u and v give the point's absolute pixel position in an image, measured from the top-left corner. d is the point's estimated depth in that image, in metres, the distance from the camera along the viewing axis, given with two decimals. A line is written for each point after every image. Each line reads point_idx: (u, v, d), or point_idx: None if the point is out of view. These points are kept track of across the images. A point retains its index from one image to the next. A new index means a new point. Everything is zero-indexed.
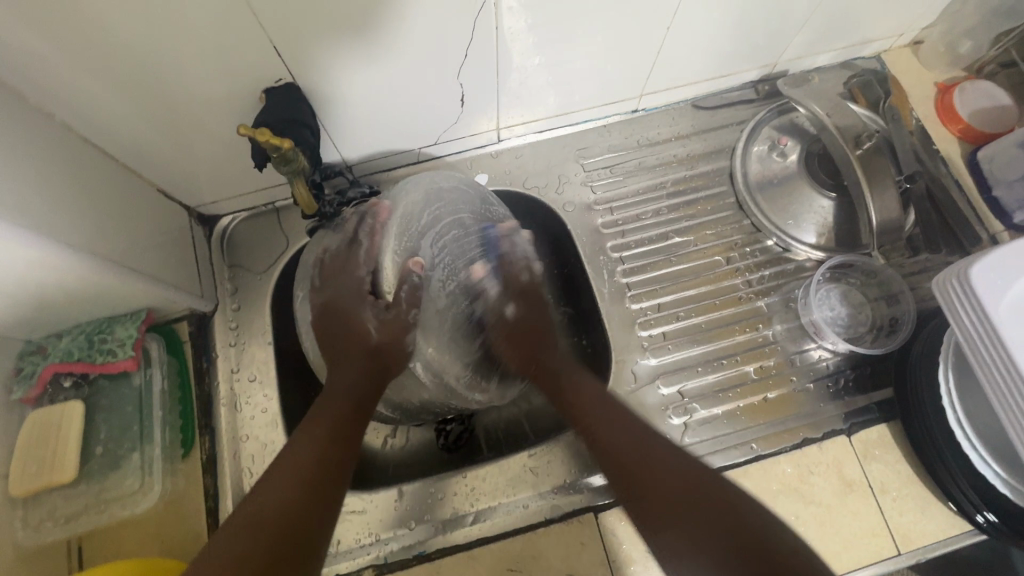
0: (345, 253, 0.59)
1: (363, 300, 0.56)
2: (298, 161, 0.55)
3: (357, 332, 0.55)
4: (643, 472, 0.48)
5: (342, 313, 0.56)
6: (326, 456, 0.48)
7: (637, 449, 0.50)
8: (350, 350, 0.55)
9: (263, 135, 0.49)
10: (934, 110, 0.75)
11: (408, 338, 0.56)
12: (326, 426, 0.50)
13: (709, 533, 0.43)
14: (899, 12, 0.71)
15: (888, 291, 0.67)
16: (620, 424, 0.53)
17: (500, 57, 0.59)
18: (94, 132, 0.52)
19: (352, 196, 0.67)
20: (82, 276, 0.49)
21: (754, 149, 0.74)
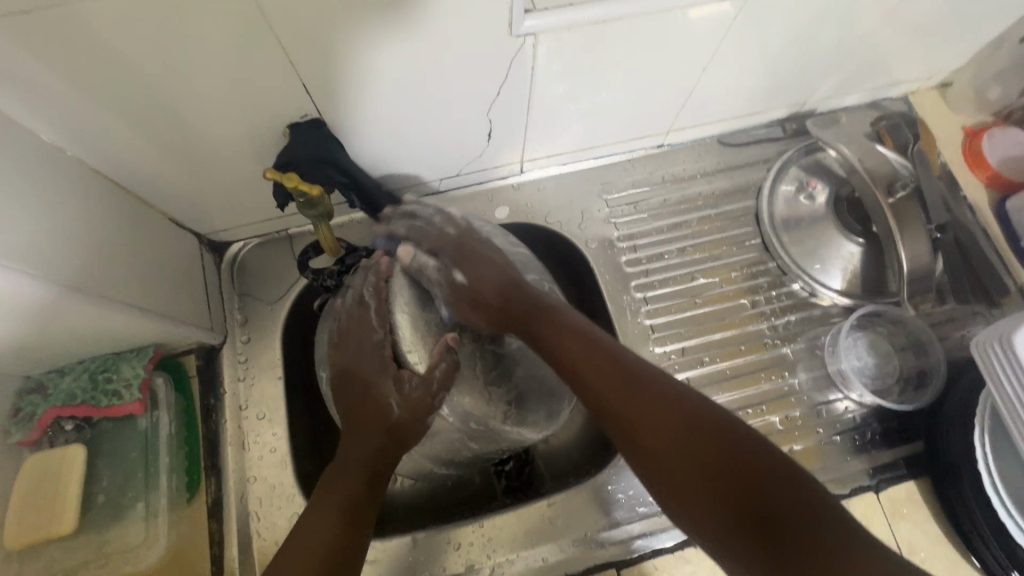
0: (361, 307, 0.54)
1: (385, 369, 0.51)
2: (323, 205, 0.55)
3: (375, 407, 0.50)
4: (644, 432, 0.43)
5: (360, 385, 0.51)
6: (334, 546, 0.44)
7: (639, 396, 0.44)
8: (367, 424, 0.50)
9: (289, 181, 0.50)
10: (961, 156, 0.74)
11: (425, 414, 0.50)
12: (332, 510, 0.46)
13: (730, 502, 0.38)
14: (931, 56, 0.70)
15: (917, 341, 0.66)
16: (616, 361, 0.47)
17: (530, 91, 0.57)
18: (106, 164, 0.49)
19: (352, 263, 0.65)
20: (86, 313, 0.46)
21: (780, 189, 0.73)
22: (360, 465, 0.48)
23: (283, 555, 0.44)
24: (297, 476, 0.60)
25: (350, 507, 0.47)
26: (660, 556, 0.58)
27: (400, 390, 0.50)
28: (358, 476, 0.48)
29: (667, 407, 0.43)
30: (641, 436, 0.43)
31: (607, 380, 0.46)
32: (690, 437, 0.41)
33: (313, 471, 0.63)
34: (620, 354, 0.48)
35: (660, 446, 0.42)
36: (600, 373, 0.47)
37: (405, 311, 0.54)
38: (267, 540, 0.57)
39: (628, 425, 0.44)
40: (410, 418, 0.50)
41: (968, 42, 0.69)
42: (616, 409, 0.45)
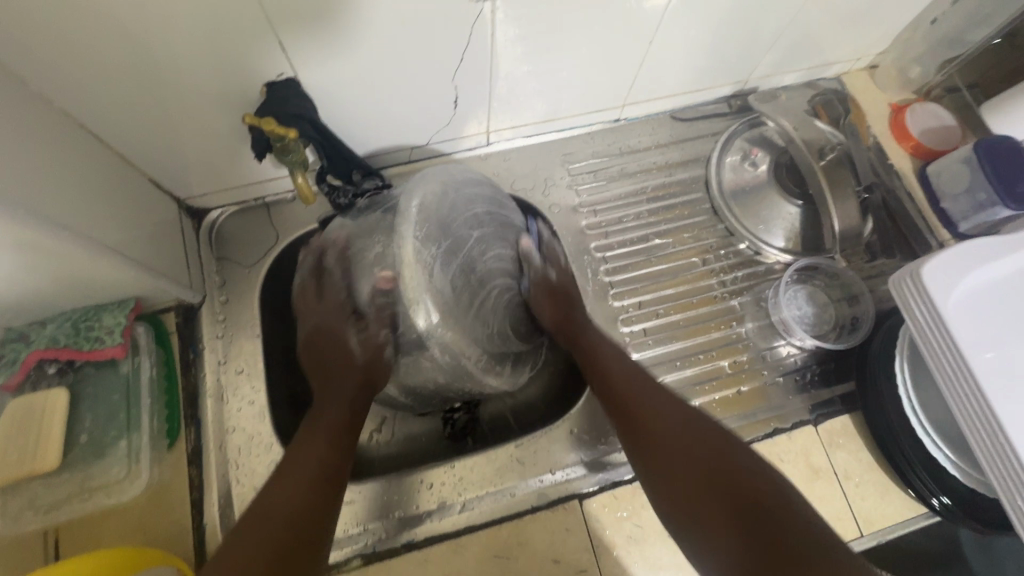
0: (312, 285, 0.62)
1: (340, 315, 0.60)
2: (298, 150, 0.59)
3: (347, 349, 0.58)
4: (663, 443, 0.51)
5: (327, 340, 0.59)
6: (325, 464, 0.51)
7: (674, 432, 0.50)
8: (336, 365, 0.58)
9: (264, 123, 0.53)
10: (888, 129, 0.82)
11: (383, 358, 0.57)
12: (322, 434, 0.53)
13: (730, 527, 0.43)
14: (857, 37, 0.78)
15: (850, 292, 0.72)
16: (655, 391, 0.55)
17: (494, 63, 0.61)
18: (90, 119, 0.52)
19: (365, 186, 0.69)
20: (75, 260, 0.49)
21: (727, 160, 0.79)
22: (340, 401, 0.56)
23: (279, 468, 0.51)
24: (275, 426, 0.63)
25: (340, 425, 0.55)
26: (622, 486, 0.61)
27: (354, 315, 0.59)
28: (343, 411, 0.56)
29: (684, 427, 0.51)
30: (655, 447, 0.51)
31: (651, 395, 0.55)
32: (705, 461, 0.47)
33: (291, 423, 0.66)
34: (667, 404, 0.53)
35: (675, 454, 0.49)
36: (627, 403, 0.55)
37: (409, 242, 0.52)
38: (246, 484, 0.60)
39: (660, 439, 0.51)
40: (373, 364, 0.57)
41: (888, 25, 0.77)
42: (648, 425, 0.52)
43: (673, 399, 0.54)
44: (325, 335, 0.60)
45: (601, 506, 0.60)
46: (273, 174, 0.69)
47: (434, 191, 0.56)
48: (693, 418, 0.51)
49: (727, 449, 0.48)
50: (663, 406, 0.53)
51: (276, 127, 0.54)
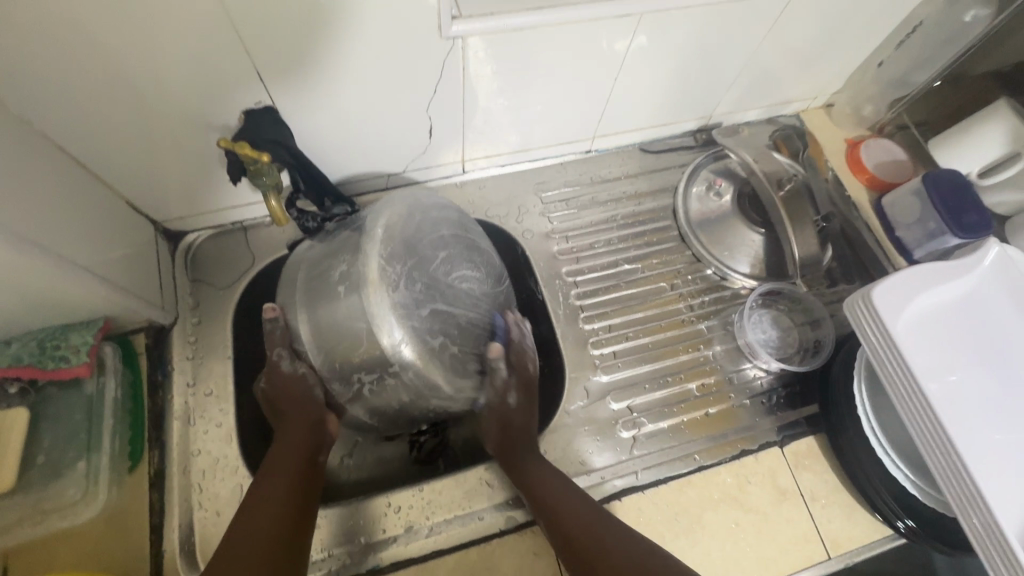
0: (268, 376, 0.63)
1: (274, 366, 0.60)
2: (272, 175, 0.59)
3: (304, 395, 0.60)
4: (607, 561, 0.51)
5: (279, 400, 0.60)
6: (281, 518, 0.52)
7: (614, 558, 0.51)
8: (290, 413, 0.59)
9: (238, 147, 0.55)
10: (844, 162, 0.86)
11: (294, 391, 0.60)
12: (276, 485, 0.54)
13: None
14: (811, 77, 0.83)
15: (812, 317, 0.74)
16: (601, 519, 0.55)
17: (466, 95, 0.65)
18: (70, 142, 0.54)
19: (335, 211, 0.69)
20: (44, 276, 0.49)
21: (693, 190, 0.82)
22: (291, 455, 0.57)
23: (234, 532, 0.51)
24: (242, 449, 0.62)
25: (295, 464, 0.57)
26: None
27: (285, 361, 0.59)
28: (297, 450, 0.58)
29: (615, 542, 0.53)
30: (594, 562, 0.51)
31: (565, 507, 0.56)
32: (642, 569, 0.50)
33: (259, 445, 0.65)
34: (600, 511, 0.56)
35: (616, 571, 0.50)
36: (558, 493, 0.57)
37: (377, 260, 0.54)
38: (209, 509, 0.58)
39: (586, 557, 0.52)
40: (280, 396, 0.60)
41: (839, 67, 0.82)
42: (577, 539, 0.53)
43: (601, 511, 0.56)
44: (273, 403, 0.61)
45: None
46: (251, 198, 0.70)
47: (407, 222, 0.59)
48: (602, 525, 0.54)
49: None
50: (583, 510, 0.55)
51: (249, 149, 0.55)
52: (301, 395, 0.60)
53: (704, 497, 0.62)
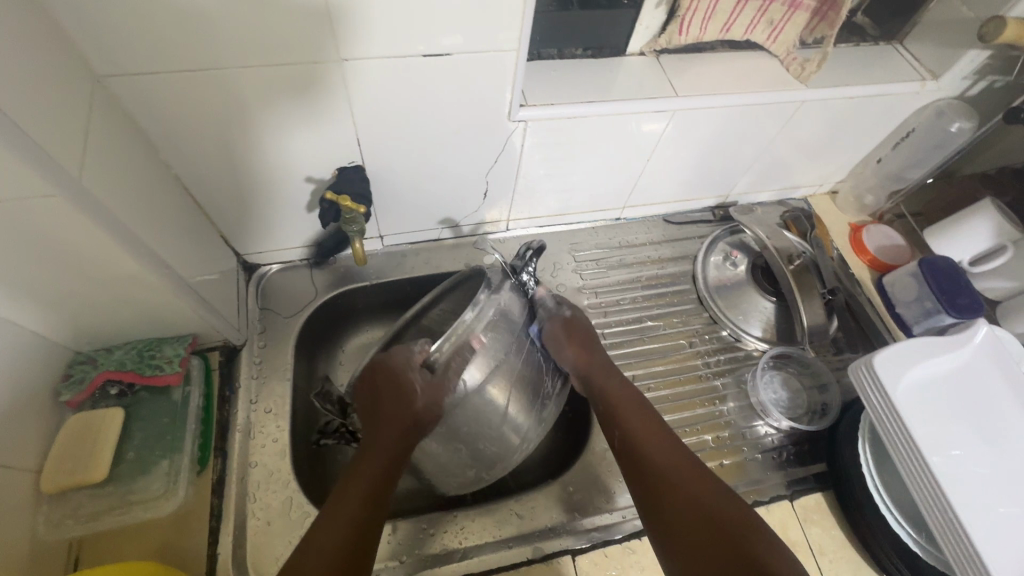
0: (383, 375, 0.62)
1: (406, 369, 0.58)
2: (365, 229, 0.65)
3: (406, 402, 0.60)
4: (648, 462, 0.61)
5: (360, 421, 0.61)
6: (350, 530, 0.53)
7: (695, 483, 0.59)
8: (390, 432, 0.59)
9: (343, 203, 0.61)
10: (847, 244, 0.96)
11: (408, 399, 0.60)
12: (353, 495, 0.55)
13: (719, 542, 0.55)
14: (818, 168, 0.94)
15: (820, 381, 0.80)
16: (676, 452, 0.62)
17: (522, 165, 0.75)
18: (195, 185, 0.63)
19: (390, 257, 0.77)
20: (163, 294, 0.58)
21: (711, 259, 0.91)
22: (376, 471, 0.58)
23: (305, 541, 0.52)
24: (294, 463, 0.68)
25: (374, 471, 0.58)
26: (612, 545, 0.65)
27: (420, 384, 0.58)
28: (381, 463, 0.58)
29: (671, 457, 0.62)
30: (641, 466, 0.62)
31: (628, 413, 0.65)
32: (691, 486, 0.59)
33: (307, 464, 0.71)
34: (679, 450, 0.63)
35: (657, 475, 0.61)
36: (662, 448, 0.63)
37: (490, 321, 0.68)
38: (261, 519, 0.63)
39: (633, 451, 0.63)
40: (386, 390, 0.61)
41: (843, 160, 0.93)
42: (638, 450, 0.63)
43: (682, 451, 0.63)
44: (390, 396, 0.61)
45: (594, 563, 0.64)
46: (321, 240, 0.79)
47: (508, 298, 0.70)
48: (663, 442, 0.63)
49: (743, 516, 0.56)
50: (645, 429, 0.64)
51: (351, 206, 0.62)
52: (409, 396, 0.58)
53: None
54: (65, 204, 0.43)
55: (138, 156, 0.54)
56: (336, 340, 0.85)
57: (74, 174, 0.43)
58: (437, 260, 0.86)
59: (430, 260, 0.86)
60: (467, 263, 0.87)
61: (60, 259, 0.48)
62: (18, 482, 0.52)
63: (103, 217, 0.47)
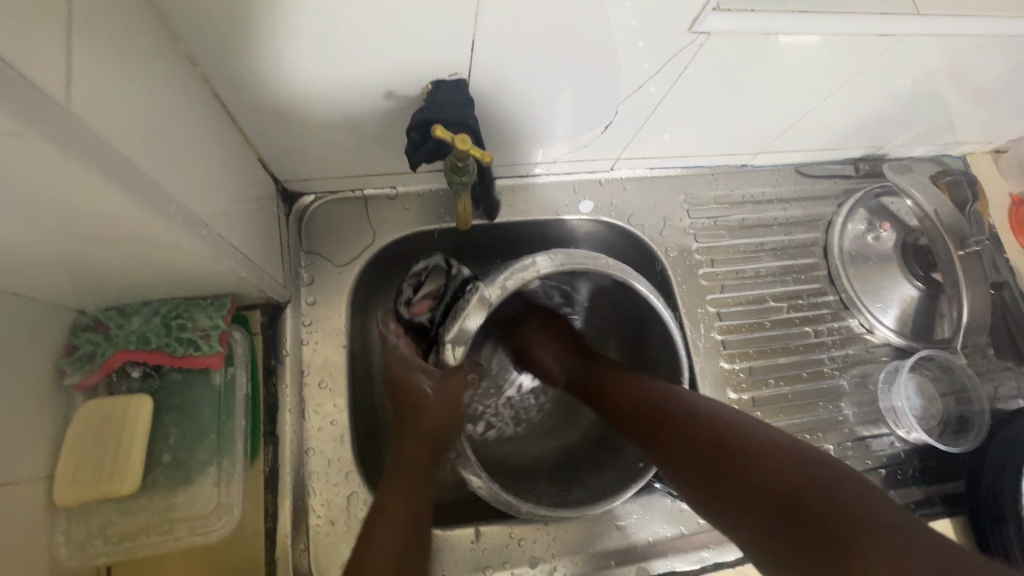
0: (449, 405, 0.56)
1: (410, 364, 0.57)
2: (472, 172, 0.48)
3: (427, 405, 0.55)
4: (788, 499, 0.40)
5: (415, 356, 0.58)
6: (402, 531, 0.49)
7: (775, 455, 0.44)
8: (412, 423, 0.55)
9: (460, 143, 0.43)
10: (1006, 222, 0.80)
11: (443, 408, 0.55)
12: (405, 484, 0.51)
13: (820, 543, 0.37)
14: (1000, 122, 0.74)
15: (961, 388, 0.69)
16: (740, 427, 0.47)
17: (670, 93, 0.55)
18: (230, 90, 0.44)
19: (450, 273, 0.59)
20: (196, 257, 0.41)
21: (851, 227, 0.75)
22: (411, 459, 0.53)
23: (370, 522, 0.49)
24: (357, 451, 0.57)
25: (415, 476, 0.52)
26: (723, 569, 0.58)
27: (432, 385, 0.56)
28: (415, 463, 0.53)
29: (741, 433, 0.47)
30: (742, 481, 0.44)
31: (699, 429, 0.48)
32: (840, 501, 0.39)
33: (365, 447, 0.61)
34: (751, 423, 0.48)
35: (758, 492, 0.42)
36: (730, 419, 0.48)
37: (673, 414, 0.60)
38: (323, 517, 0.54)
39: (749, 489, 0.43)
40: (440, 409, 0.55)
41: None
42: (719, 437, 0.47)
43: (763, 425, 0.47)
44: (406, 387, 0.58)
45: None
46: (385, 171, 0.61)
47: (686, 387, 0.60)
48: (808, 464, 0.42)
49: (788, 476, 0.42)
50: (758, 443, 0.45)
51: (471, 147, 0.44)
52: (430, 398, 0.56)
53: None
54: (45, 147, 0.25)
55: (154, 48, 0.35)
56: None
57: (55, 88, 0.25)
58: (522, 203, 0.69)
59: (514, 203, 0.68)
60: (559, 210, 0.69)
61: (42, 214, 0.31)
62: (22, 497, 0.39)
63: (111, 160, 0.29)
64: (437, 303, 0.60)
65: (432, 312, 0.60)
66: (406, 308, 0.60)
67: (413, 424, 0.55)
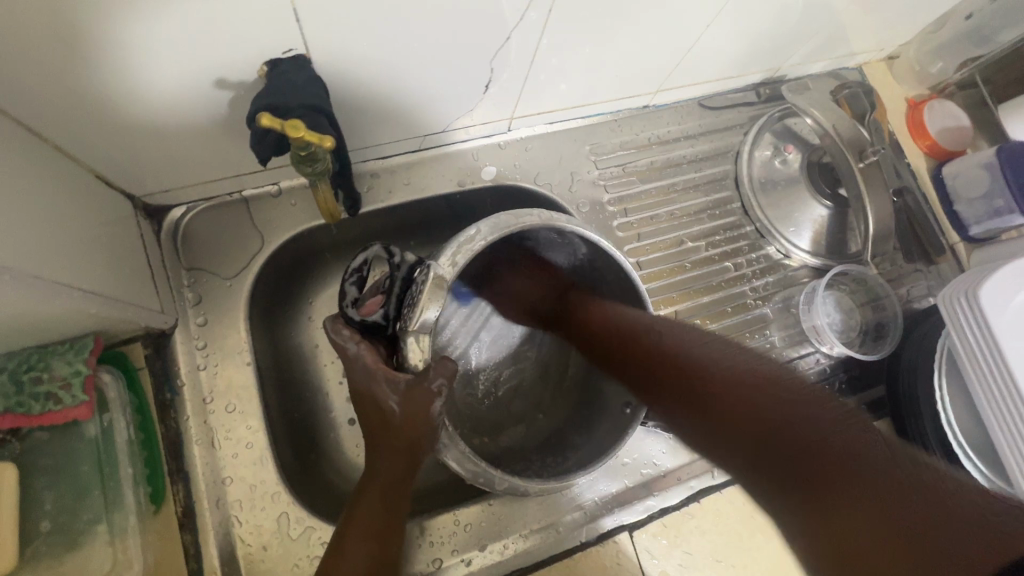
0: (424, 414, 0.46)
1: (371, 375, 0.46)
2: (325, 161, 0.44)
3: (404, 420, 0.46)
4: (841, 465, 0.46)
5: (381, 364, 0.47)
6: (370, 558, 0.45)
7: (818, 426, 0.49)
8: (381, 438, 0.47)
9: (295, 131, 0.39)
10: (905, 126, 0.81)
11: (422, 421, 0.46)
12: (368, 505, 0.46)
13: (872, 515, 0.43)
14: (887, 27, 0.74)
15: (875, 297, 0.72)
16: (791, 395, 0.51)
17: (543, 40, 0.51)
18: (20, 104, 0.37)
19: (399, 260, 0.49)
20: (18, 304, 0.36)
21: (758, 154, 0.75)
22: (382, 475, 0.47)
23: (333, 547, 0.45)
24: (280, 470, 0.54)
25: (391, 485, 0.47)
26: (671, 513, 0.58)
27: (398, 401, 0.46)
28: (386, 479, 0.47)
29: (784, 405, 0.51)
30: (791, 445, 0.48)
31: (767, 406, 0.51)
32: (843, 439, 0.48)
33: (292, 461, 0.58)
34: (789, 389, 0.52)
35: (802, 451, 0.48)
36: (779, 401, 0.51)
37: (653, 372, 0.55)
38: (254, 545, 0.51)
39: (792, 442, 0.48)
40: (412, 424, 0.46)
41: (921, 17, 0.73)
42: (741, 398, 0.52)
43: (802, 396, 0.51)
44: (364, 395, 0.47)
45: (650, 536, 0.57)
46: (258, 168, 0.55)
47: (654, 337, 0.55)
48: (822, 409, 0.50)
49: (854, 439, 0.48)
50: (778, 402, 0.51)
51: (313, 134, 0.40)
52: (398, 419, 0.46)
53: None
54: None
55: None
56: (299, 292, 0.66)
57: None
58: (420, 180, 0.64)
59: (412, 180, 0.64)
60: (461, 180, 0.65)
61: None
62: None
63: None
64: (387, 295, 0.49)
65: (383, 308, 0.49)
66: (354, 309, 0.49)
67: (389, 442, 0.46)
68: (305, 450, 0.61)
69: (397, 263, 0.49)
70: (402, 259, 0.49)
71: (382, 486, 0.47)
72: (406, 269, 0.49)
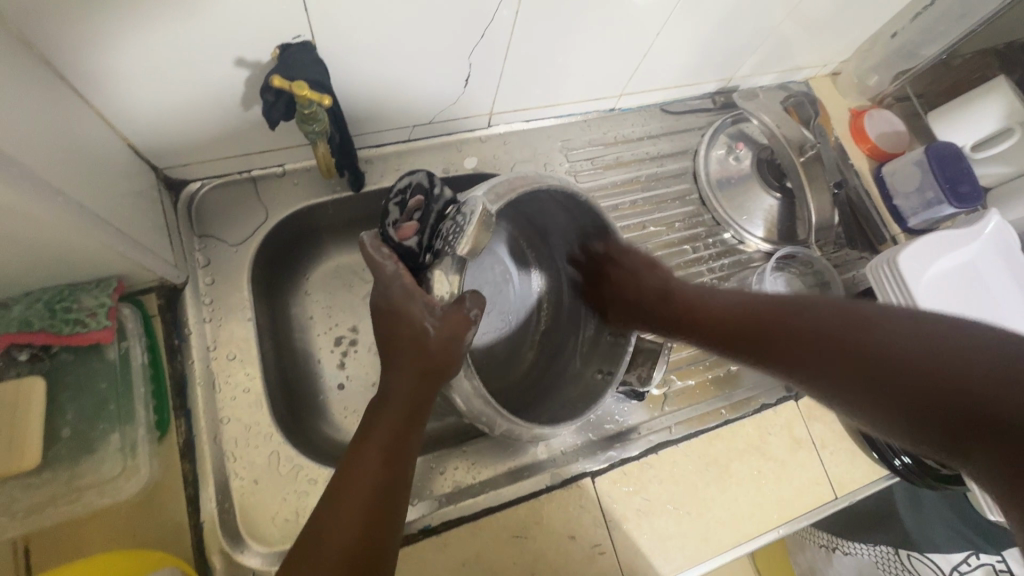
0: (455, 336, 0.51)
1: (410, 296, 0.52)
2: (322, 120, 0.52)
3: (440, 339, 0.50)
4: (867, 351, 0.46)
5: (418, 287, 0.53)
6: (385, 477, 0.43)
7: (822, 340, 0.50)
8: (407, 359, 0.50)
9: (298, 89, 0.46)
10: (849, 132, 0.90)
11: (458, 341, 0.51)
12: (386, 427, 0.47)
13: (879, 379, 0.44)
14: (825, 45, 0.84)
15: (823, 279, 0.78)
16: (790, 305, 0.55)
17: (512, 40, 0.60)
18: (77, 70, 0.44)
19: (437, 198, 0.59)
20: (61, 232, 0.43)
21: (714, 153, 0.83)
22: (404, 402, 0.48)
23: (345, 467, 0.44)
24: (273, 414, 0.59)
25: (412, 410, 0.48)
26: (630, 463, 0.63)
27: (435, 324, 0.51)
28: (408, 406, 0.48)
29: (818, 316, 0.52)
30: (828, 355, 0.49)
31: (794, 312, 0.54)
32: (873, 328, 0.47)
33: (283, 411, 0.63)
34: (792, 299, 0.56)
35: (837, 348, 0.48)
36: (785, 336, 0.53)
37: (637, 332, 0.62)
38: (245, 478, 0.56)
39: (819, 346, 0.50)
40: (445, 343, 0.50)
41: (855, 35, 0.84)
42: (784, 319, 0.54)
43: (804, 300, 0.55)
44: (390, 313, 0.52)
45: (611, 482, 0.62)
46: (267, 147, 0.63)
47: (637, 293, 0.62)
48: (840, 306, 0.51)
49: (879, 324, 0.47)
50: (796, 308, 0.54)
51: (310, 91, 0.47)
52: (432, 336, 0.50)
53: (732, 448, 0.66)
54: None
55: None
56: (297, 265, 0.73)
57: None
58: (410, 166, 0.73)
59: (403, 166, 0.72)
60: (446, 168, 0.74)
61: None
62: None
63: None
64: (424, 227, 0.58)
65: (419, 235, 0.58)
66: (393, 230, 0.58)
67: (413, 362, 0.50)
68: (297, 406, 0.66)
69: (436, 198, 0.59)
70: (439, 197, 0.59)
71: (405, 411, 0.48)
72: (443, 207, 0.59)
